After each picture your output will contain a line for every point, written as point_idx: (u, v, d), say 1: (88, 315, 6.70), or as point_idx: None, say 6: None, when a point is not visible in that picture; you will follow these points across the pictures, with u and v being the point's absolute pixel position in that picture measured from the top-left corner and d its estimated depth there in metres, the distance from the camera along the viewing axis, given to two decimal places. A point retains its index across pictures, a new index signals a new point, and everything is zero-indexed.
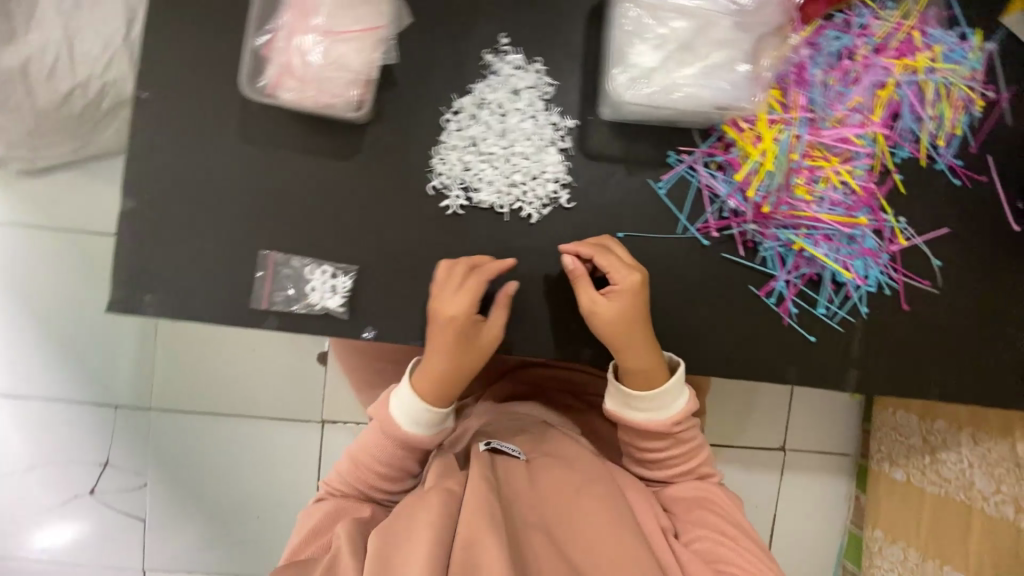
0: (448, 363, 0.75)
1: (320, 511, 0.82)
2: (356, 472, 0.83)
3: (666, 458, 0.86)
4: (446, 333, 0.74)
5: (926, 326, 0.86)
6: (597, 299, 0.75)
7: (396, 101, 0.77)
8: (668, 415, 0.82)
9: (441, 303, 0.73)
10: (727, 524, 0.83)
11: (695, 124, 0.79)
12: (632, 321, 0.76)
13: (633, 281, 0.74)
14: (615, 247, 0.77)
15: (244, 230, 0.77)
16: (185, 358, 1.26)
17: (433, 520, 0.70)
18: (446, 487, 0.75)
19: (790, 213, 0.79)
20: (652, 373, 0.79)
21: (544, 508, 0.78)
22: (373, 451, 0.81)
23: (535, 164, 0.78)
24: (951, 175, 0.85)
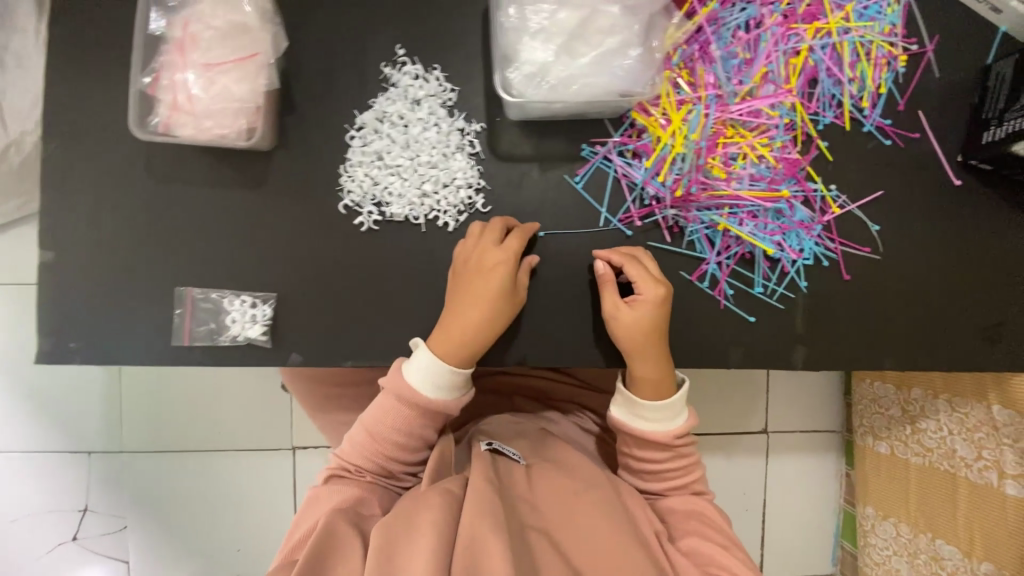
0: (481, 318, 0.72)
1: (330, 496, 0.75)
2: (371, 451, 0.77)
3: (666, 469, 0.82)
4: (491, 284, 0.72)
5: (872, 294, 0.83)
6: (618, 305, 0.74)
7: (298, 124, 0.77)
8: (672, 428, 0.79)
9: (488, 253, 0.72)
10: (722, 534, 0.78)
11: (604, 114, 0.77)
12: (652, 332, 0.73)
13: (658, 296, 0.72)
14: (642, 257, 0.75)
15: (161, 268, 0.77)
16: (151, 398, 1.27)
17: (435, 520, 0.67)
18: (447, 487, 0.72)
19: (710, 194, 0.77)
20: (665, 386, 0.77)
21: (545, 510, 0.75)
22: (388, 425, 0.76)
23: (444, 172, 0.76)
24: (880, 135, 0.83)
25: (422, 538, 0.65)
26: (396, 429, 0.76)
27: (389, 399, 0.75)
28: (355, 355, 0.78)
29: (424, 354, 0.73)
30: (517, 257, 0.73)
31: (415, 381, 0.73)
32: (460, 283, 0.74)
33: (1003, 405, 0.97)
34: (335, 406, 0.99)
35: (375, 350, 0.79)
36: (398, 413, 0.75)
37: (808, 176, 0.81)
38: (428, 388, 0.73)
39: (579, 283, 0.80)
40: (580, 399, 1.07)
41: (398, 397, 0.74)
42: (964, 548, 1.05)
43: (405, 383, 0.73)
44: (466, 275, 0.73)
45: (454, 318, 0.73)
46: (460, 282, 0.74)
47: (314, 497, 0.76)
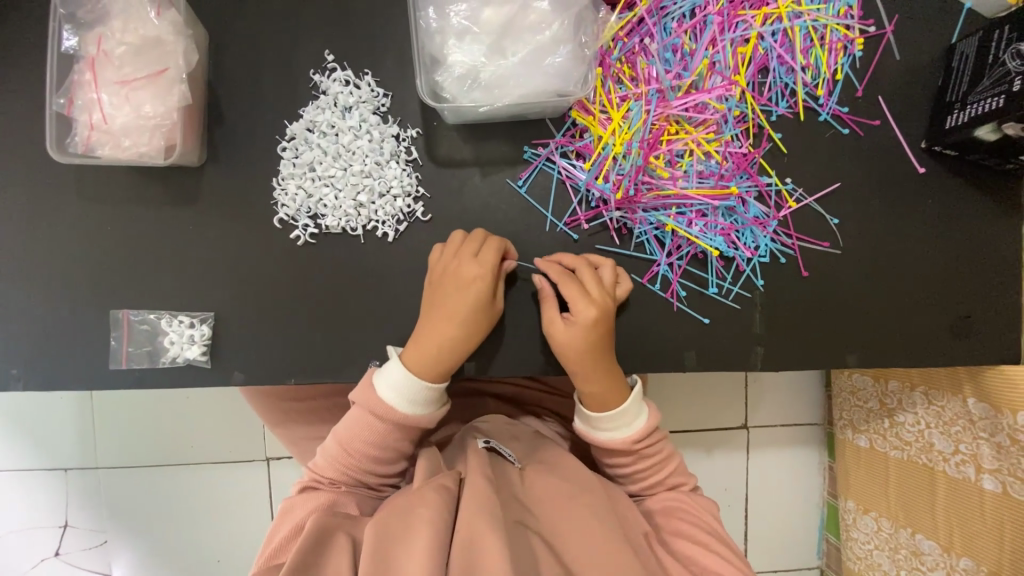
0: (455, 333, 0.69)
1: (304, 506, 0.71)
2: (345, 464, 0.73)
3: (636, 470, 0.78)
4: (467, 298, 0.69)
5: (832, 289, 0.80)
6: (554, 320, 0.70)
7: (229, 138, 0.75)
8: (629, 435, 0.74)
9: (465, 266, 0.69)
10: (709, 533, 0.73)
11: (545, 113, 0.74)
12: (589, 352, 0.69)
13: (589, 317, 0.68)
14: (583, 270, 0.71)
15: (99, 289, 0.75)
16: (120, 415, 1.20)
17: (432, 519, 0.62)
18: (442, 483, 0.67)
19: (656, 194, 0.74)
20: (609, 399, 0.72)
21: (542, 515, 0.70)
22: (363, 439, 0.72)
23: (379, 181, 0.74)
24: (838, 124, 0.80)
25: (418, 539, 0.60)
26: (371, 443, 0.72)
27: (361, 414, 0.72)
28: (298, 371, 0.76)
29: (397, 368, 0.70)
30: (494, 272, 0.70)
31: (386, 396, 0.70)
32: (432, 295, 0.71)
33: (978, 398, 0.93)
34: (293, 421, 0.96)
35: (319, 366, 0.76)
36: (374, 430, 0.72)
37: (762, 169, 0.78)
38: (400, 403, 0.70)
39: (526, 291, 0.77)
40: (546, 403, 1.00)
41: (369, 411, 0.71)
42: (944, 543, 1.02)
43: (377, 397, 0.70)
44: (439, 288, 0.70)
45: (426, 331, 0.70)
46: (433, 294, 0.71)
47: (286, 509, 0.72)
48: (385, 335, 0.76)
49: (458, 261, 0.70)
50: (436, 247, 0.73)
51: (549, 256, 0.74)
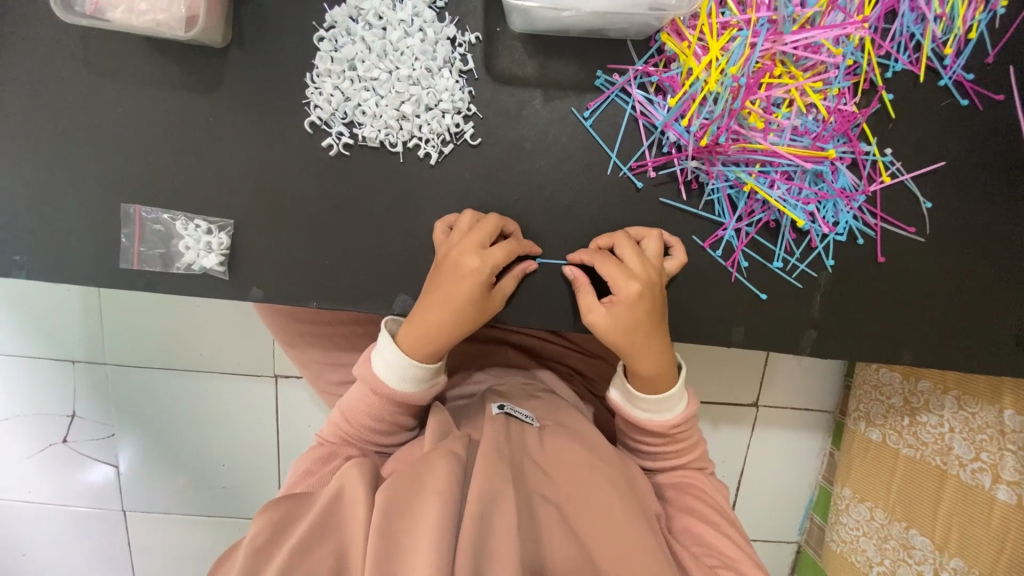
0: (443, 321, 0.64)
1: (309, 457, 0.72)
2: (346, 432, 0.73)
3: (664, 451, 0.76)
4: (460, 289, 0.63)
5: (904, 280, 0.73)
6: (593, 307, 0.65)
7: (259, 18, 0.64)
8: (668, 419, 0.73)
9: (464, 257, 0.62)
10: (719, 514, 0.73)
11: (629, 32, 0.63)
12: (635, 329, 0.64)
13: (632, 293, 0.63)
14: (620, 246, 0.66)
15: (109, 179, 0.68)
16: (130, 317, 1.18)
17: (440, 488, 0.59)
18: (451, 449, 0.64)
19: (741, 146, 0.65)
20: (661, 382, 0.71)
21: (558, 480, 0.67)
22: (360, 413, 0.72)
23: (427, 92, 0.64)
24: (957, 94, 0.69)
25: (428, 503, 0.58)
26: (369, 416, 0.71)
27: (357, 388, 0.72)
28: (320, 295, 0.70)
29: (388, 346, 0.68)
30: (495, 272, 0.63)
31: (376, 368, 0.69)
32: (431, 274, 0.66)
33: (1016, 411, 0.91)
34: (307, 343, 0.93)
35: (342, 292, 0.70)
36: (372, 406, 0.71)
37: (862, 134, 0.68)
38: (387, 378, 0.69)
39: (575, 238, 0.70)
40: (568, 361, 0.96)
41: (364, 384, 0.71)
42: (937, 542, 1.04)
43: (371, 374, 0.70)
44: (437, 272, 0.64)
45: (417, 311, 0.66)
46: (431, 277, 0.65)
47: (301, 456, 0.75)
48: (416, 267, 0.70)
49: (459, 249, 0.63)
50: (438, 225, 0.67)
51: (575, 254, 0.68)
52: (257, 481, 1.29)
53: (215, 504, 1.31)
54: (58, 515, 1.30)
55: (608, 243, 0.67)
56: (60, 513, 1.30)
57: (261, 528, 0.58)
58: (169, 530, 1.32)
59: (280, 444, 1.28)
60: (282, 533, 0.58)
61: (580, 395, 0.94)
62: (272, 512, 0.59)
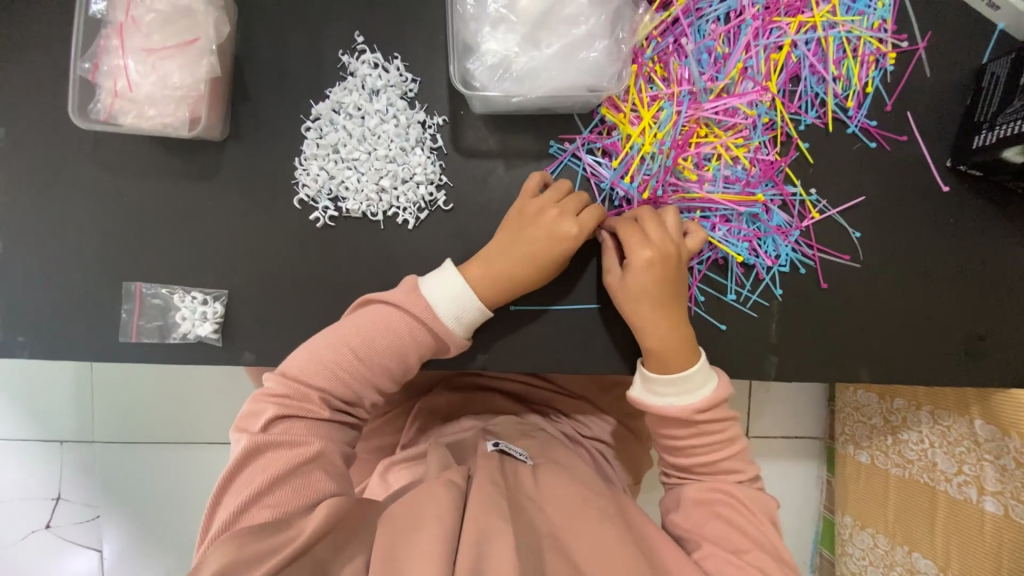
0: (528, 273, 0.70)
1: (285, 456, 0.64)
2: (352, 374, 0.68)
3: (690, 444, 0.74)
4: (555, 251, 0.69)
5: (849, 303, 0.80)
6: (612, 271, 0.72)
7: (253, 115, 0.74)
8: (695, 399, 0.72)
9: (566, 221, 0.68)
10: (744, 538, 0.70)
11: (573, 109, 0.73)
12: (645, 298, 0.69)
13: (642, 259, 0.68)
14: (642, 216, 0.70)
15: (114, 261, 0.74)
16: (123, 391, 1.19)
17: (441, 514, 0.61)
18: (451, 478, 0.67)
19: (681, 196, 0.74)
20: (677, 359, 0.71)
21: (552, 513, 0.68)
22: (381, 350, 0.69)
23: (402, 167, 0.73)
24: (865, 138, 0.80)
25: (428, 526, 0.59)
26: (390, 353, 0.69)
27: (399, 315, 0.69)
28: None
29: (452, 281, 0.69)
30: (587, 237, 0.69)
31: (440, 308, 0.69)
32: (516, 226, 0.70)
33: (985, 419, 0.94)
34: None
35: None
36: (393, 338, 0.69)
37: (787, 178, 0.77)
38: (444, 317, 0.69)
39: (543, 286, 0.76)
40: (556, 404, 0.98)
41: (402, 309, 0.69)
42: (941, 563, 1.02)
43: (422, 302, 0.69)
44: (524, 225, 0.70)
45: (503, 264, 0.69)
46: (519, 230, 0.70)
47: (249, 451, 0.64)
48: None
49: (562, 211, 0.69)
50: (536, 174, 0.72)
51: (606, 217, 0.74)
52: None
53: None
54: None
55: (634, 212, 0.72)
56: None
57: (221, 567, 0.55)
58: None
59: None
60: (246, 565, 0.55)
61: (572, 438, 0.94)
62: (233, 547, 0.56)
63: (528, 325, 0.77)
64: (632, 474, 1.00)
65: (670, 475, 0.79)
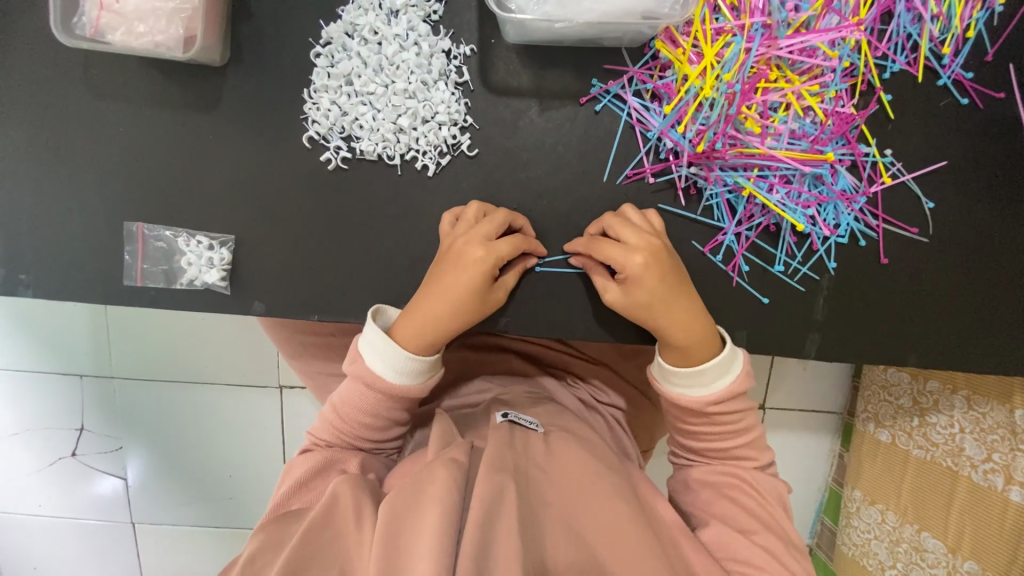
0: (436, 310, 0.65)
1: (302, 466, 0.69)
2: (338, 428, 0.72)
3: (702, 431, 0.71)
4: (458, 281, 0.63)
5: (907, 281, 0.72)
6: (608, 287, 0.66)
7: (256, 36, 0.65)
8: (709, 393, 0.68)
9: (470, 248, 0.63)
10: (752, 519, 0.68)
11: (624, 40, 0.63)
12: (657, 303, 0.63)
13: (634, 266, 0.62)
14: (612, 225, 0.65)
15: (113, 198, 0.69)
16: (136, 333, 1.19)
17: (442, 495, 0.59)
18: (452, 457, 0.64)
19: (738, 151, 0.64)
20: (697, 353, 0.67)
21: (558, 497, 0.64)
22: (354, 410, 0.71)
23: (423, 104, 0.65)
24: (957, 92, 0.69)
25: (428, 512, 0.58)
26: (363, 411, 0.70)
27: (365, 391, 0.69)
28: (323, 307, 0.71)
29: (373, 333, 0.67)
30: (499, 263, 0.63)
31: (372, 366, 0.68)
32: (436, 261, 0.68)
33: None
34: (311, 355, 0.93)
35: (343, 305, 0.70)
36: (366, 400, 0.70)
37: (861, 136, 0.68)
38: (384, 372, 0.68)
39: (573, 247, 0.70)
40: (571, 368, 0.95)
41: (357, 379, 0.70)
42: (950, 544, 1.02)
43: (366, 368, 0.68)
44: (440, 263, 0.65)
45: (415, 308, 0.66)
46: (432, 268, 0.66)
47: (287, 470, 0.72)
48: (413, 279, 0.70)
49: (465, 241, 0.64)
50: (448, 214, 0.67)
51: (570, 246, 0.68)
52: (263, 492, 1.30)
53: (224, 515, 1.31)
54: (68, 527, 1.31)
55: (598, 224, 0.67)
56: (70, 526, 1.31)
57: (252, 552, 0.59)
58: (177, 541, 1.33)
59: (286, 454, 1.28)
60: (271, 551, 0.58)
61: (587, 404, 0.91)
62: (266, 532, 0.61)
63: (552, 290, 0.71)
64: (643, 438, 0.99)
65: (678, 455, 0.77)
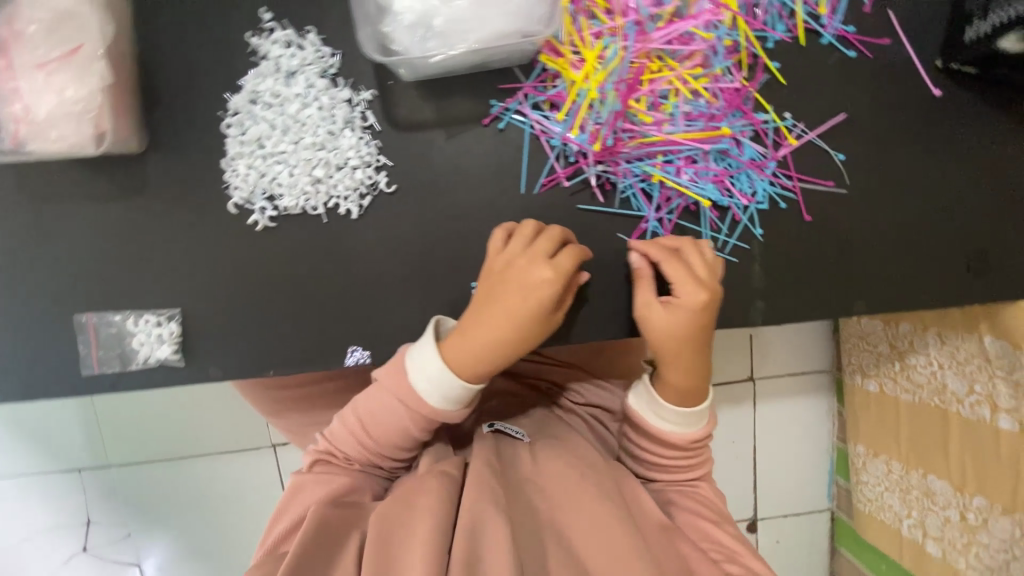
0: (497, 333, 0.63)
1: (320, 488, 0.69)
2: (365, 446, 0.71)
3: (667, 463, 0.74)
4: (517, 305, 0.63)
5: (837, 233, 0.74)
6: (651, 305, 0.67)
7: (170, 119, 0.69)
8: (691, 428, 0.73)
9: (539, 266, 0.63)
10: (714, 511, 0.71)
11: (512, 59, 0.67)
12: (689, 341, 0.66)
13: (696, 302, 0.64)
14: (689, 254, 0.67)
15: (60, 295, 0.71)
16: (126, 417, 1.20)
17: (432, 506, 0.61)
18: (444, 469, 0.67)
19: (638, 141, 0.67)
20: (694, 394, 0.71)
21: (545, 503, 0.66)
22: (384, 429, 0.69)
23: (334, 153, 0.68)
24: (843, 47, 0.71)
25: (420, 522, 0.59)
26: (395, 432, 0.69)
27: (404, 410, 0.67)
28: (277, 362, 0.72)
29: (433, 355, 0.65)
30: (563, 284, 0.64)
31: (420, 390, 0.66)
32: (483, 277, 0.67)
33: (995, 336, 0.90)
34: (287, 409, 0.94)
35: (297, 356, 0.72)
36: (399, 420, 0.68)
37: (758, 105, 0.70)
38: (431, 398, 0.66)
39: None
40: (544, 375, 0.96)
41: (392, 395, 0.67)
42: (956, 483, 1.01)
43: (412, 390, 0.66)
44: (496, 277, 0.65)
45: (472, 326, 0.65)
46: (486, 285, 0.66)
47: (297, 488, 0.72)
48: (359, 319, 0.72)
49: (524, 259, 0.65)
50: (503, 229, 0.68)
51: (639, 245, 0.68)
52: None
53: None
54: None
55: (675, 243, 0.68)
56: None
57: None
58: None
59: None
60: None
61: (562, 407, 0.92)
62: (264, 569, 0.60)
63: None
64: None
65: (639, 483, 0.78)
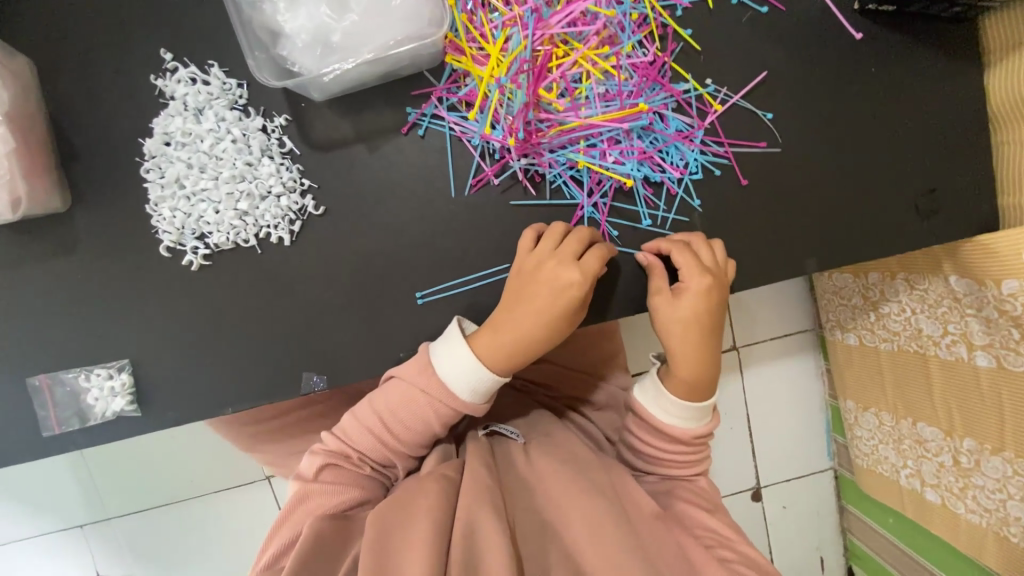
0: (530, 328, 0.65)
1: (330, 495, 0.69)
2: (385, 448, 0.71)
3: (670, 460, 0.74)
4: (550, 308, 0.65)
5: (778, 193, 0.72)
6: (661, 292, 0.68)
7: (89, 172, 0.68)
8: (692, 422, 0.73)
9: (568, 268, 0.64)
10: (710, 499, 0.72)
11: (420, 64, 0.66)
12: (700, 328, 0.68)
13: (706, 289, 0.66)
14: (697, 246, 0.68)
15: (8, 362, 0.71)
16: (117, 469, 1.21)
17: (432, 506, 0.61)
18: (445, 473, 0.67)
19: (557, 129, 0.66)
20: (699, 389, 0.72)
21: (539, 499, 0.66)
22: (407, 424, 0.69)
23: (255, 183, 0.67)
24: (754, 4, 0.70)
25: (421, 519, 0.60)
26: (416, 429, 0.70)
27: (428, 402, 0.68)
28: (233, 399, 0.72)
29: (463, 351, 0.66)
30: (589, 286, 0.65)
31: (449, 383, 0.67)
32: (510, 281, 0.67)
33: (959, 274, 0.85)
34: (264, 442, 0.94)
35: (252, 390, 0.72)
36: (418, 413, 0.68)
37: (676, 75, 0.69)
38: (459, 389, 0.67)
39: (446, 266, 0.71)
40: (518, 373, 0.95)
41: (415, 387, 0.68)
42: (946, 428, 0.99)
43: (438, 382, 0.67)
44: (524, 281, 0.66)
45: (502, 322, 0.66)
46: (514, 289, 0.67)
47: (300, 495, 0.70)
48: (308, 345, 0.72)
49: (555, 261, 0.65)
50: (532, 230, 0.67)
51: (655, 239, 0.69)
52: None
53: None
54: None
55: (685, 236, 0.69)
56: None
57: None
58: None
59: None
60: None
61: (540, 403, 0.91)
62: None
63: (441, 313, 0.72)
64: None
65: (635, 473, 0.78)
